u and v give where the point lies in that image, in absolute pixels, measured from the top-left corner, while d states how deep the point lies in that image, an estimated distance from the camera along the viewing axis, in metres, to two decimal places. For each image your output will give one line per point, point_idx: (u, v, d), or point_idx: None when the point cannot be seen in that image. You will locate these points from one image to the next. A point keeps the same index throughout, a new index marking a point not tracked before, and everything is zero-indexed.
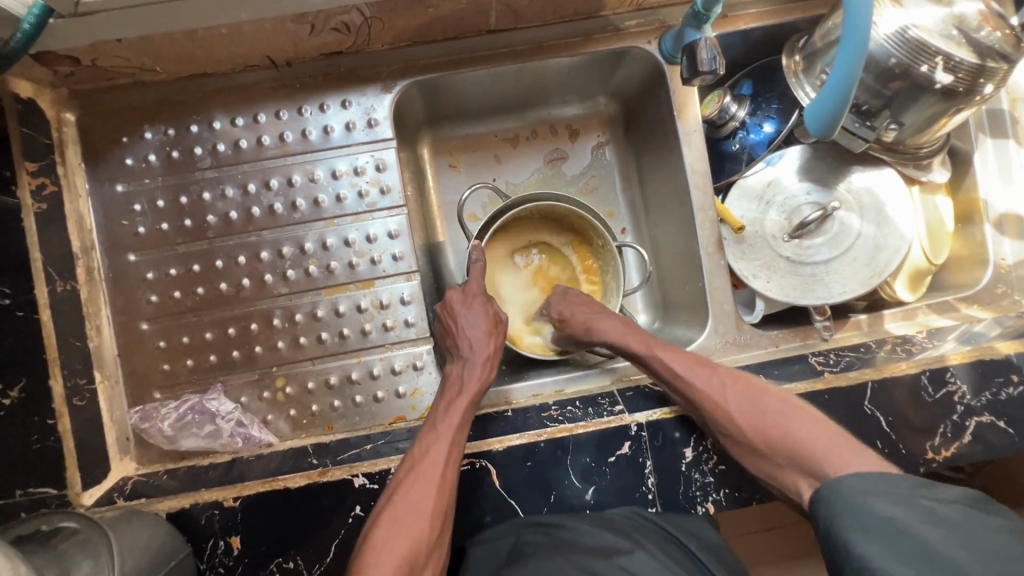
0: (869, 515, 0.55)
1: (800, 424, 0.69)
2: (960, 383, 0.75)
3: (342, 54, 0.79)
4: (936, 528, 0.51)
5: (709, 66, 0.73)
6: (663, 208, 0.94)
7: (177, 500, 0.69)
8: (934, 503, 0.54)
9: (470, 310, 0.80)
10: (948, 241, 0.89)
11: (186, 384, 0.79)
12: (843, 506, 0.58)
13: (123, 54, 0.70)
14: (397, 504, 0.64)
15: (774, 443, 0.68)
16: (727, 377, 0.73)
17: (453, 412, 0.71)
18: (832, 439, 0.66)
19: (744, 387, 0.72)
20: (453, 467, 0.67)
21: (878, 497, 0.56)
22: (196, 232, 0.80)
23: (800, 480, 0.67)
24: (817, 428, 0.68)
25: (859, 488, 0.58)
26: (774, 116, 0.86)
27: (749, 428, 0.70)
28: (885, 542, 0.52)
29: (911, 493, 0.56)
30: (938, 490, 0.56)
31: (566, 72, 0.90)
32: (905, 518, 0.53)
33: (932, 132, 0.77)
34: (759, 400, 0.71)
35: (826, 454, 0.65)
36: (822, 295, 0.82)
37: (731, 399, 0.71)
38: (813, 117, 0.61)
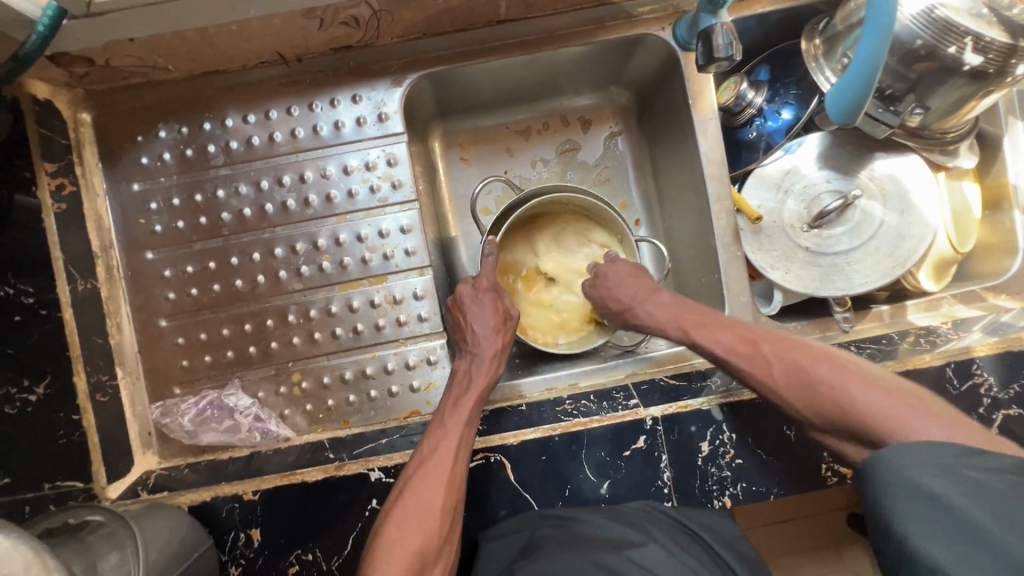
0: (916, 493, 0.50)
1: (898, 405, 0.59)
2: (987, 375, 0.73)
3: (351, 49, 0.79)
4: (990, 507, 0.46)
5: (725, 52, 0.71)
6: (677, 199, 0.92)
7: (199, 494, 0.71)
8: (982, 475, 0.49)
9: (480, 305, 0.79)
10: (975, 228, 0.86)
11: (204, 380, 0.81)
12: (887, 481, 0.52)
13: (136, 53, 0.70)
14: (406, 502, 0.62)
15: (835, 413, 0.63)
16: (773, 352, 0.70)
17: (462, 408, 0.70)
18: (894, 406, 0.59)
19: (798, 356, 0.68)
20: (462, 462, 0.66)
21: (921, 469, 0.51)
22: (211, 229, 0.80)
23: (863, 447, 0.61)
24: (890, 404, 0.60)
25: (911, 460, 0.52)
26: (793, 103, 0.83)
27: (799, 399, 0.66)
28: (936, 523, 0.47)
29: (956, 463, 0.50)
30: (987, 458, 0.50)
31: (578, 60, 0.88)
32: (955, 494, 0.48)
33: (959, 115, 0.74)
34: (815, 367, 0.67)
35: (892, 421, 0.58)
36: (842, 286, 0.80)
37: (781, 372, 0.68)
38: (836, 103, 0.59)
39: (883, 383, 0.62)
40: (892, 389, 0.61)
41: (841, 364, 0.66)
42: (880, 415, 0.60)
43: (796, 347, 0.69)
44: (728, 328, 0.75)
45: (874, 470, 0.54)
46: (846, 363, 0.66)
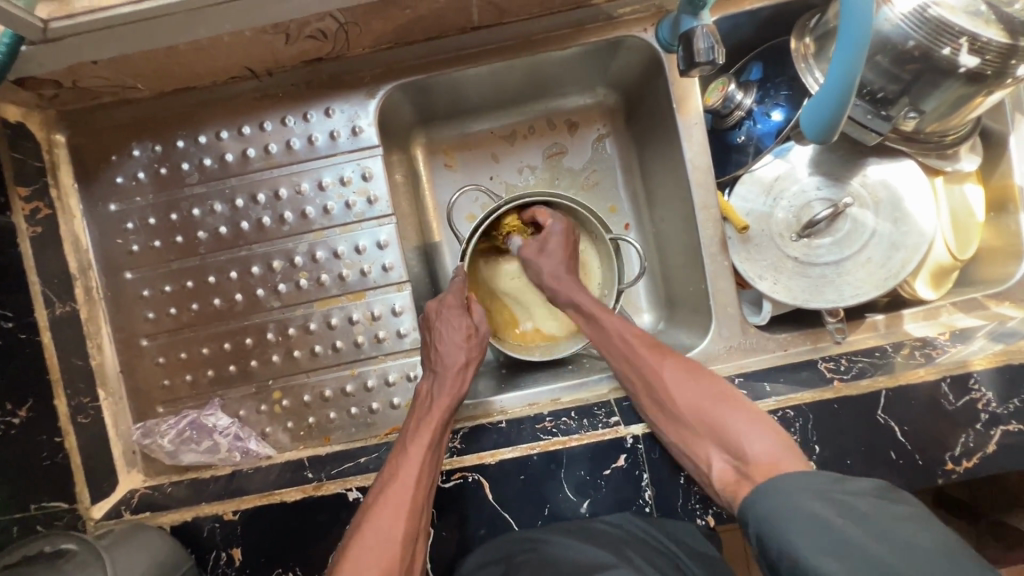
0: (799, 518, 0.51)
1: (754, 421, 0.66)
2: (985, 390, 0.70)
3: (322, 61, 0.77)
4: (863, 525, 0.48)
5: (707, 56, 0.68)
6: (666, 204, 0.89)
7: (180, 514, 0.71)
8: (851, 496, 0.52)
9: (445, 321, 0.77)
10: (978, 232, 0.82)
11: (186, 399, 0.81)
12: (775, 507, 0.54)
13: (103, 74, 0.69)
14: (365, 531, 0.62)
15: (702, 420, 0.68)
16: (666, 353, 0.74)
17: (424, 430, 0.69)
18: (754, 420, 0.66)
19: (681, 365, 0.72)
20: (424, 488, 0.65)
21: (801, 492, 0.54)
22: (188, 248, 0.80)
23: (714, 454, 0.66)
24: (749, 419, 0.66)
25: (792, 487, 0.55)
26: (784, 104, 0.79)
27: (678, 403, 0.69)
28: (814, 540, 0.49)
29: (828, 488, 0.53)
30: (854, 483, 0.53)
31: (559, 64, 0.85)
32: (830, 514, 0.50)
33: (960, 116, 0.70)
34: (694, 376, 0.71)
35: (746, 434, 0.65)
36: (832, 298, 0.77)
37: (667, 375, 0.72)
38: (811, 121, 0.61)
39: (746, 402, 0.68)
40: (752, 410, 0.67)
41: (716, 379, 0.71)
42: (740, 428, 0.65)
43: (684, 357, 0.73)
44: (636, 331, 0.77)
45: (760, 502, 0.56)
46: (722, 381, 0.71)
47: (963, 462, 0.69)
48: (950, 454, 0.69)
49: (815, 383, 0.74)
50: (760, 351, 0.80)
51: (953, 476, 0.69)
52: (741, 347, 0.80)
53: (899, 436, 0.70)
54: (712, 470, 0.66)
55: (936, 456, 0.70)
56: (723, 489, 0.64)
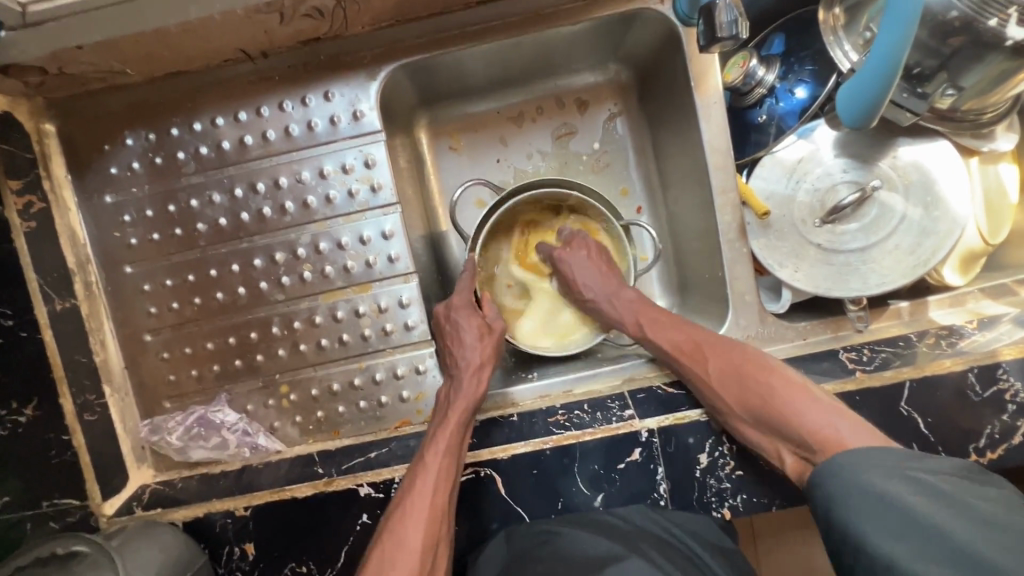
0: (868, 493, 0.51)
1: (813, 406, 0.63)
2: (1013, 380, 0.68)
3: (319, 41, 0.73)
4: (944, 506, 0.48)
5: (729, 31, 0.63)
6: (681, 185, 0.85)
7: (192, 509, 0.71)
8: (930, 477, 0.51)
9: (455, 323, 0.76)
10: (1010, 215, 0.78)
11: (193, 394, 0.80)
12: (841, 488, 0.54)
13: (89, 60, 0.66)
14: (385, 542, 0.61)
15: (758, 410, 0.66)
16: (709, 351, 0.72)
17: (440, 435, 0.67)
18: (823, 407, 0.62)
19: (726, 355, 0.70)
20: (444, 495, 0.64)
21: (872, 471, 0.53)
22: (188, 241, 0.78)
23: (780, 444, 0.64)
24: (812, 407, 0.63)
25: (860, 464, 0.54)
26: (808, 80, 0.75)
27: (728, 395, 0.68)
28: (887, 519, 0.49)
29: (904, 467, 0.52)
30: (932, 463, 0.52)
31: (570, 40, 0.80)
32: (905, 492, 0.49)
33: (1000, 93, 0.65)
34: (740, 366, 0.69)
35: (801, 417, 0.63)
36: (856, 286, 0.74)
37: (713, 370, 0.70)
38: (849, 99, 0.56)
39: (804, 385, 0.66)
40: (806, 390, 0.65)
41: (768, 372, 0.68)
42: (794, 409, 0.63)
43: (727, 346, 0.71)
44: (676, 326, 0.76)
45: (825, 479, 0.56)
46: (769, 363, 0.69)
47: (987, 454, 0.68)
48: (975, 445, 0.67)
49: (836, 374, 0.71)
50: (779, 340, 0.78)
51: (977, 468, 0.68)
52: (759, 336, 0.78)
53: (922, 428, 0.68)
54: (783, 459, 0.64)
55: (960, 448, 0.68)
56: (798, 478, 0.63)
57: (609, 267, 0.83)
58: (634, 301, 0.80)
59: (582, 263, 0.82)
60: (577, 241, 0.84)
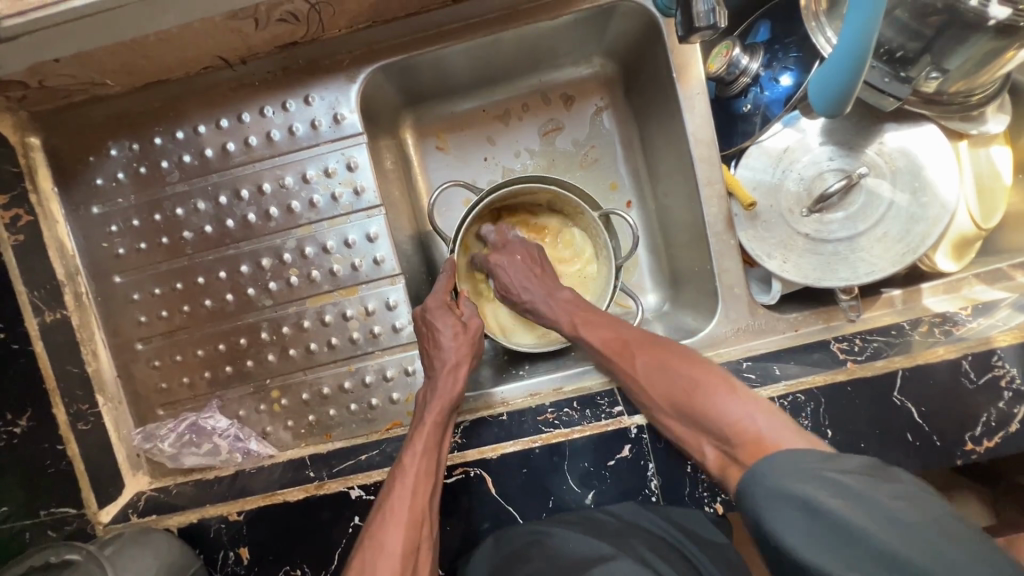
0: (791, 503, 0.47)
1: (734, 402, 0.61)
2: (1009, 366, 0.66)
3: (297, 45, 0.73)
4: (865, 510, 0.44)
5: (707, 20, 0.62)
6: (668, 178, 0.84)
7: (186, 515, 0.71)
8: (841, 476, 0.47)
9: (430, 324, 0.74)
10: (1004, 199, 0.77)
11: (185, 402, 0.81)
12: (766, 497, 0.50)
13: (68, 72, 0.66)
14: (365, 547, 0.60)
15: (681, 404, 0.64)
16: (641, 348, 0.71)
17: (418, 437, 0.68)
18: (743, 399, 0.61)
19: (652, 353, 0.70)
20: (423, 496, 0.64)
21: (792, 477, 0.49)
22: (175, 249, 0.78)
23: (704, 439, 0.62)
24: (733, 402, 0.61)
25: (780, 469, 0.50)
26: (794, 68, 0.73)
27: (657, 392, 0.67)
28: (817, 532, 0.45)
29: (816, 468, 0.49)
30: (840, 460, 0.49)
31: (551, 34, 0.79)
32: (827, 498, 0.45)
33: (988, 73, 0.64)
34: (666, 363, 0.68)
35: (716, 411, 0.61)
36: (845, 276, 0.73)
37: (641, 367, 0.69)
38: (821, 94, 0.56)
39: (728, 381, 0.63)
40: (728, 384, 0.63)
41: (694, 367, 0.66)
42: (716, 404, 0.62)
43: (653, 346, 0.70)
44: (608, 324, 0.75)
45: (752, 487, 0.51)
46: (698, 359, 0.67)
47: (984, 442, 0.66)
48: (970, 434, 0.66)
49: (827, 365, 0.70)
50: (770, 332, 0.77)
51: (973, 457, 0.66)
52: (750, 329, 0.77)
53: (916, 417, 0.67)
54: (708, 457, 0.62)
55: (956, 436, 0.67)
56: (720, 474, 0.60)
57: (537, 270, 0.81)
58: (570, 301, 0.78)
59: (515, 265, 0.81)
60: (509, 245, 0.83)
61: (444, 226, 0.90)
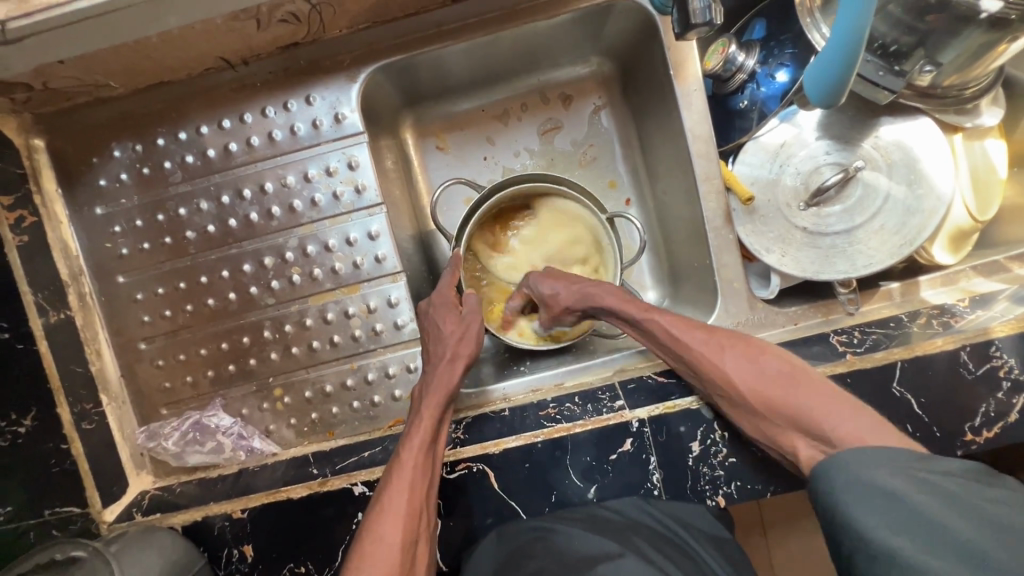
0: (871, 489, 0.51)
1: (832, 403, 0.60)
2: (1007, 357, 0.67)
3: (299, 46, 0.74)
4: (947, 505, 0.47)
5: (704, 17, 0.63)
6: (667, 175, 0.85)
7: (190, 514, 0.71)
8: (939, 476, 0.49)
9: (430, 319, 0.75)
10: (1000, 191, 0.77)
11: (188, 401, 0.81)
12: (844, 483, 0.53)
13: (73, 74, 0.67)
14: (364, 539, 0.61)
15: (773, 402, 0.63)
16: (724, 340, 0.68)
17: (416, 431, 0.68)
18: (838, 400, 0.61)
19: (740, 348, 0.67)
20: (421, 490, 0.64)
21: (877, 468, 0.52)
22: (178, 249, 0.79)
23: (797, 438, 0.62)
24: (832, 403, 0.60)
25: (864, 461, 0.53)
26: (789, 63, 0.74)
27: (745, 387, 0.65)
28: (888, 516, 0.48)
29: (913, 466, 0.51)
30: (941, 462, 0.51)
31: (549, 34, 0.80)
32: (911, 490, 0.49)
33: (982, 66, 0.64)
34: (758, 361, 0.66)
35: (826, 415, 0.60)
36: (843, 269, 0.73)
37: (728, 363, 0.67)
38: (815, 89, 0.57)
39: (820, 381, 0.63)
40: (826, 385, 0.62)
41: (784, 364, 0.65)
42: (815, 404, 0.61)
43: (743, 342, 0.68)
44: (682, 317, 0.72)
45: (831, 473, 0.55)
46: (783, 355, 0.66)
47: (984, 433, 0.67)
48: (970, 424, 0.67)
49: (827, 358, 0.71)
50: (769, 326, 0.77)
51: (973, 447, 0.67)
52: (749, 323, 0.78)
53: (916, 409, 0.67)
54: (797, 454, 0.62)
55: (956, 427, 0.67)
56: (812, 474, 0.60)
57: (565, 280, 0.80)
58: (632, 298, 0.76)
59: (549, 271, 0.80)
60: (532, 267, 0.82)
61: (445, 225, 0.90)
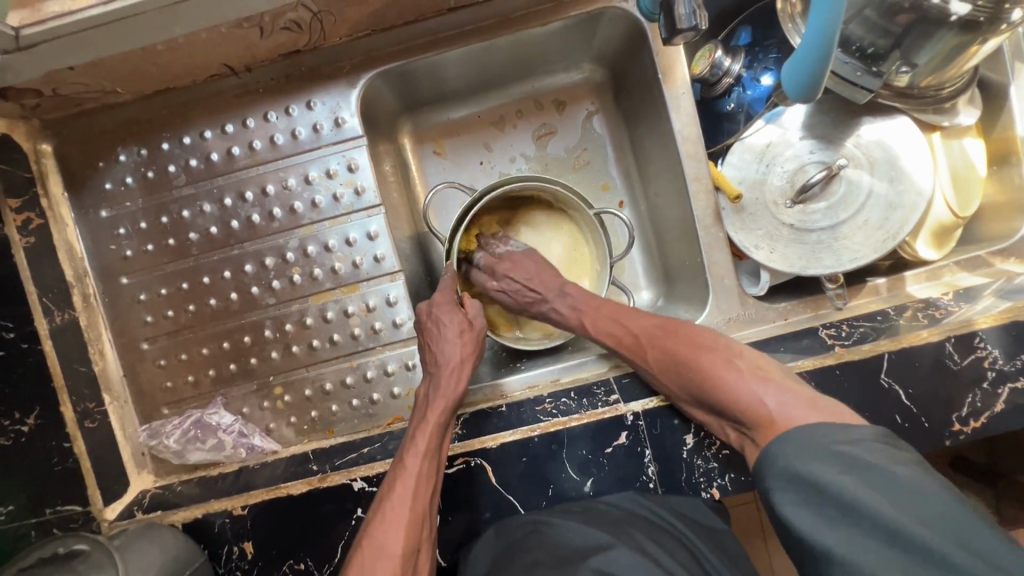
0: (800, 480, 0.52)
1: (745, 383, 0.62)
2: (991, 348, 0.69)
3: (300, 53, 0.77)
4: (868, 483, 0.49)
5: (688, 22, 0.66)
6: (659, 178, 0.87)
7: (191, 511, 0.72)
8: (851, 447, 0.52)
9: (437, 320, 0.76)
10: (979, 188, 0.80)
11: (190, 400, 0.82)
12: (777, 475, 0.54)
13: (81, 80, 0.69)
14: (364, 548, 0.61)
15: (695, 391, 0.66)
16: (650, 335, 0.72)
17: (420, 437, 0.68)
18: (751, 379, 0.63)
19: (666, 341, 0.71)
20: (423, 498, 0.65)
21: (798, 455, 0.53)
22: (181, 250, 0.81)
23: (723, 421, 0.65)
24: (746, 382, 0.62)
25: (787, 452, 0.54)
26: (774, 67, 0.78)
27: (667, 378, 0.69)
28: (822, 507, 0.50)
29: (830, 441, 0.53)
30: (851, 432, 0.54)
31: (541, 42, 0.83)
32: (834, 473, 0.50)
33: (955, 68, 0.68)
34: (682, 351, 0.69)
35: (739, 396, 0.62)
36: (830, 263, 0.75)
37: (654, 359, 0.71)
38: (793, 83, 0.59)
39: (738, 361, 0.65)
40: (738, 362, 0.65)
41: (702, 346, 0.68)
42: (728, 386, 0.63)
43: (661, 330, 0.72)
44: (615, 318, 0.76)
45: (764, 468, 0.56)
46: (703, 340, 0.69)
47: (971, 423, 0.68)
48: (957, 415, 0.68)
49: (817, 351, 0.72)
50: (760, 321, 0.79)
51: (961, 437, 0.68)
52: (741, 318, 0.79)
53: (904, 399, 0.69)
54: (729, 435, 0.65)
55: (943, 418, 0.68)
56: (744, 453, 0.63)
57: (545, 280, 0.82)
58: (576, 303, 0.80)
59: (525, 266, 0.83)
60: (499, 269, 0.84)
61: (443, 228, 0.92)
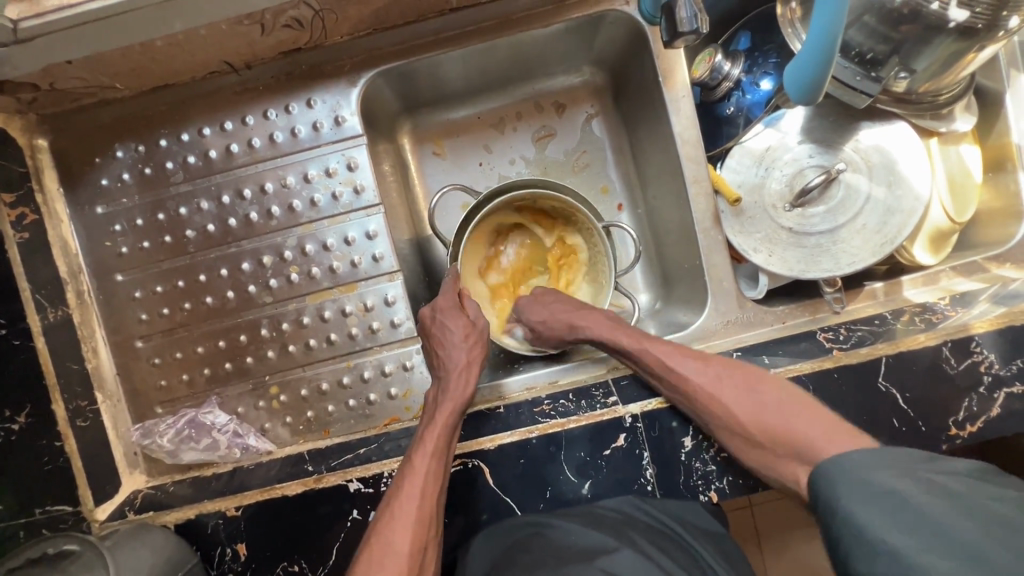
0: (871, 489, 0.52)
1: (827, 432, 0.62)
2: (987, 352, 0.69)
3: (301, 51, 0.77)
4: (948, 504, 0.48)
5: (690, 25, 0.66)
6: (658, 181, 0.87)
7: (184, 511, 0.71)
8: (940, 475, 0.51)
9: (441, 324, 0.76)
10: (974, 195, 0.81)
11: (184, 399, 0.81)
12: (845, 481, 0.55)
13: (80, 75, 0.69)
14: (373, 547, 0.61)
15: (773, 433, 0.65)
16: (722, 369, 0.70)
17: (426, 437, 0.68)
18: (830, 425, 0.62)
19: (739, 379, 0.69)
20: (430, 498, 0.64)
21: (879, 469, 0.53)
22: (177, 248, 0.80)
23: (798, 468, 0.63)
24: (828, 428, 0.62)
25: (865, 464, 0.54)
26: (773, 72, 0.79)
27: (742, 417, 0.66)
28: (889, 515, 0.50)
29: (917, 466, 0.53)
30: (944, 463, 0.53)
31: (542, 44, 0.84)
32: (914, 492, 0.50)
33: (952, 74, 0.68)
34: (756, 392, 0.67)
35: (827, 442, 0.61)
36: (829, 267, 0.76)
37: (726, 398, 0.68)
38: (796, 85, 0.60)
39: (814, 407, 0.65)
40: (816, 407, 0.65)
41: (779, 388, 0.67)
42: (813, 433, 0.62)
43: (733, 368, 0.70)
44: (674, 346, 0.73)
45: (830, 475, 0.56)
46: (776, 381, 0.68)
47: (967, 427, 0.68)
48: (953, 419, 0.68)
49: (814, 354, 0.73)
50: (758, 325, 0.79)
51: (958, 442, 0.68)
52: (739, 321, 0.79)
53: (901, 403, 0.69)
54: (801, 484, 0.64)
55: (940, 422, 0.68)
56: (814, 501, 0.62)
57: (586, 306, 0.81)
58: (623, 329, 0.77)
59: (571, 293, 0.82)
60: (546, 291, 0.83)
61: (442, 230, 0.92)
